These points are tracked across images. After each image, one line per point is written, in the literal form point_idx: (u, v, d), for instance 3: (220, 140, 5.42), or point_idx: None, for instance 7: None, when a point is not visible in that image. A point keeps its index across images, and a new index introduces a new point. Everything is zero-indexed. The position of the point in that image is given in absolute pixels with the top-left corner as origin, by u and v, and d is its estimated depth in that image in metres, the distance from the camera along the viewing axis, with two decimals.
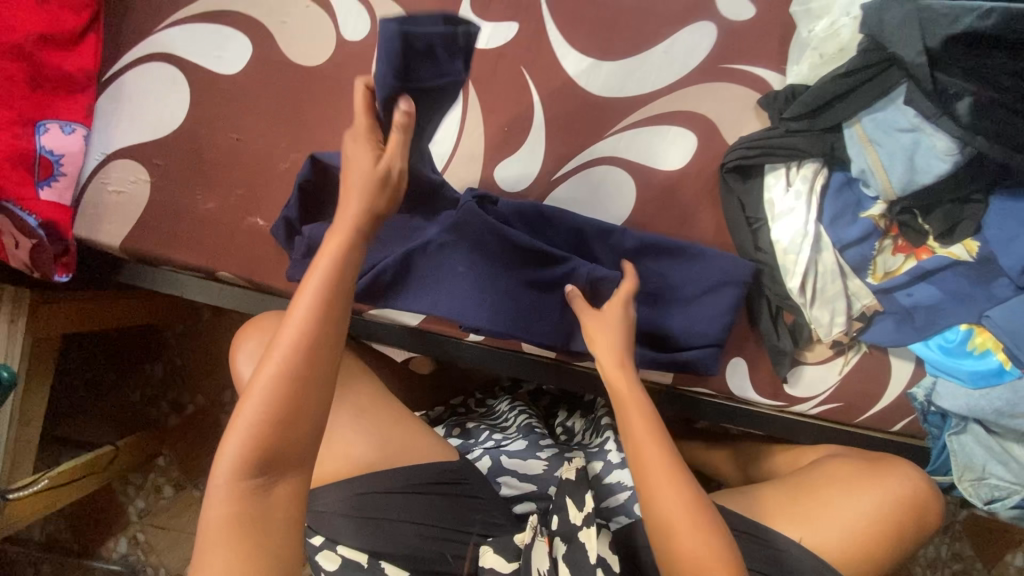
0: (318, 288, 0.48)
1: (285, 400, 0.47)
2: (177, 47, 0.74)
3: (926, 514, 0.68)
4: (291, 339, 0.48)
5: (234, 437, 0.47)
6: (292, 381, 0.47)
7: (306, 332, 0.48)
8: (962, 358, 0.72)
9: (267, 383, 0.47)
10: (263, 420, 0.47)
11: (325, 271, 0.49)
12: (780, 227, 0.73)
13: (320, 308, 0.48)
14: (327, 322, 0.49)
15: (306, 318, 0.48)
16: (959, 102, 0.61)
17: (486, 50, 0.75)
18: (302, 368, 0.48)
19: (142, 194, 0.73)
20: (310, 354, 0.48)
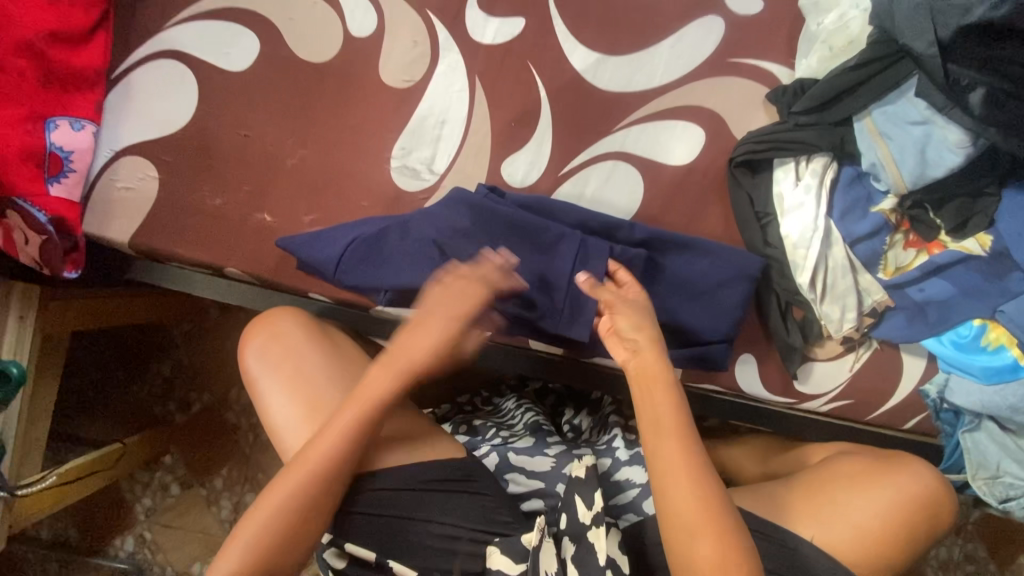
0: (342, 435, 0.59)
1: (290, 516, 0.58)
2: (185, 44, 0.74)
3: (939, 511, 0.66)
4: (307, 471, 0.58)
5: (245, 535, 0.57)
6: (301, 505, 0.58)
7: (321, 471, 0.58)
8: (976, 354, 0.71)
9: (279, 502, 0.58)
10: (270, 528, 0.57)
11: (351, 420, 0.59)
12: (789, 221, 0.72)
13: (333, 454, 0.58)
14: (338, 468, 0.59)
15: (325, 459, 0.58)
16: (972, 94, 0.60)
17: (493, 45, 0.75)
18: (312, 499, 0.58)
19: (150, 191, 0.74)
20: (319, 487, 0.58)
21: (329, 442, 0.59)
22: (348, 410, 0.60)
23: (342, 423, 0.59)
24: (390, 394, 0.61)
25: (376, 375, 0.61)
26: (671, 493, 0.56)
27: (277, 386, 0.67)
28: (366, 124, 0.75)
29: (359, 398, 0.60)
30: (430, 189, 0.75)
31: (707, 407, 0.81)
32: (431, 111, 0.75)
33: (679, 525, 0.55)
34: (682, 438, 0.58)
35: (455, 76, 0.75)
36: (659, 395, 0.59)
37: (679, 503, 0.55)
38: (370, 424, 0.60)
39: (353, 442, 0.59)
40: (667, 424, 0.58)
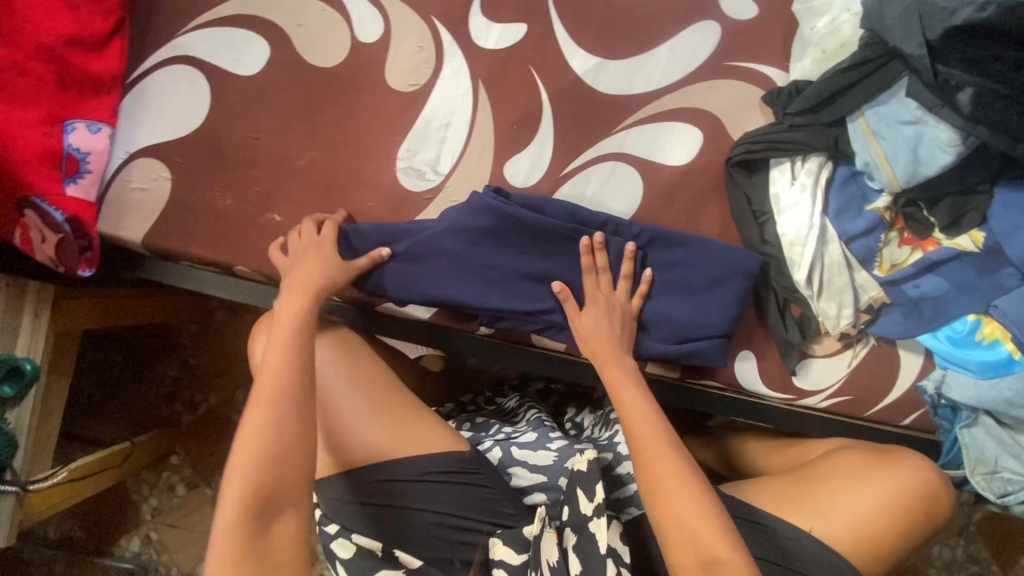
0: (282, 354, 0.61)
1: (269, 442, 0.56)
2: (198, 50, 0.77)
3: (935, 504, 0.67)
4: (268, 390, 0.58)
5: (236, 474, 0.55)
6: (280, 424, 0.57)
7: (286, 384, 0.59)
8: (970, 348, 0.72)
9: (251, 436, 0.56)
10: (258, 458, 0.55)
11: (287, 340, 0.62)
12: (785, 220, 0.73)
13: (287, 366, 0.60)
14: (297, 376, 0.60)
15: (282, 373, 0.59)
16: (960, 93, 0.62)
17: (496, 50, 0.77)
18: (288, 415, 0.58)
19: (163, 192, 0.76)
20: (286, 405, 0.58)
21: (275, 357, 0.60)
22: (279, 332, 0.62)
23: (280, 342, 0.61)
24: (309, 307, 0.65)
25: (291, 299, 0.65)
26: (649, 464, 0.60)
27: None
28: (373, 127, 0.77)
29: (284, 320, 0.63)
30: (435, 190, 0.77)
31: (708, 405, 0.81)
32: (435, 115, 0.77)
33: (677, 529, 0.57)
34: (669, 457, 0.60)
35: (459, 79, 0.77)
36: (646, 432, 0.62)
37: (674, 509, 0.58)
38: (305, 333, 0.63)
39: (301, 349, 0.61)
40: (651, 447, 0.61)
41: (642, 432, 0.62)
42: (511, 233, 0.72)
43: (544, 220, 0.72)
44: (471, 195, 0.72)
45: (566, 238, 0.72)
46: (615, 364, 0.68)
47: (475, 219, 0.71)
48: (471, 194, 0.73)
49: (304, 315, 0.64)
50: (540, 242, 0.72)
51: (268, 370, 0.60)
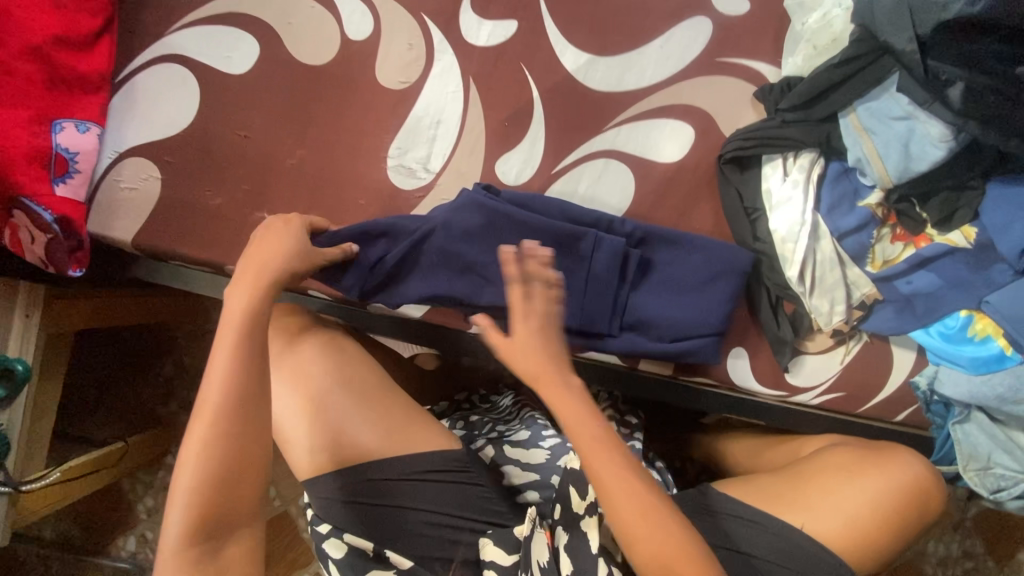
0: (230, 360, 0.53)
1: (214, 465, 0.51)
2: (188, 48, 0.77)
3: (927, 500, 0.67)
4: (212, 409, 0.52)
5: (178, 500, 0.51)
6: (227, 443, 0.51)
7: (237, 401, 0.52)
8: (962, 344, 0.72)
9: (193, 459, 0.51)
10: (205, 479, 0.51)
11: (229, 344, 0.53)
12: (777, 216, 0.73)
13: (236, 381, 0.52)
14: (246, 392, 0.53)
15: (229, 388, 0.52)
16: (951, 88, 0.62)
17: (486, 47, 0.77)
18: (235, 434, 0.52)
19: (153, 191, 0.76)
20: (235, 426, 0.52)
21: (219, 369, 0.52)
22: (221, 337, 0.54)
23: (224, 351, 0.53)
24: (258, 306, 0.56)
25: (236, 293, 0.56)
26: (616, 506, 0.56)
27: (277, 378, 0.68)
28: (364, 125, 0.77)
29: (225, 323, 0.55)
30: (426, 188, 0.76)
31: (700, 402, 0.82)
32: (426, 112, 0.77)
33: (654, 567, 0.54)
34: (638, 494, 0.55)
35: (450, 76, 0.77)
36: (613, 471, 0.56)
37: (650, 548, 0.54)
38: (256, 337, 0.54)
39: (249, 360, 0.53)
40: (619, 488, 0.55)
41: (608, 474, 0.56)
42: (503, 231, 0.71)
43: (536, 218, 0.71)
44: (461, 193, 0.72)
45: (559, 234, 0.71)
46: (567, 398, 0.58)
47: (464, 218, 0.71)
48: (462, 193, 0.73)
49: (254, 316, 0.55)
50: (533, 239, 0.71)
51: (212, 379, 0.52)
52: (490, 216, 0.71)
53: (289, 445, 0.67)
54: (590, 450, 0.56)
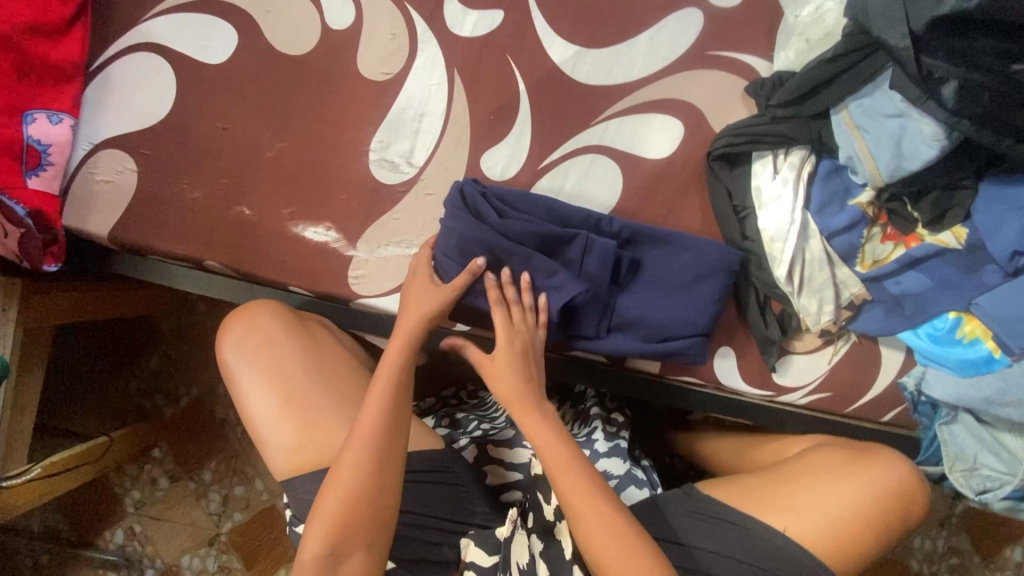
0: (384, 394, 0.62)
1: (359, 487, 0.58)
2: (163, 36, 0.74)
3: (913, 503, 0.66)
4: (365, 431, 0.60)
5: (321, 512, 0.57)
6: (365, 476, 0.58)
7: (374, 435, 0.60)
8: (951, 346, 0.71)
9: (344, 477, 0.58)
10: (346, 494, 0.57)
11: (385, 385, 0.62)
12: (767, 215, 0.72)
13: (379, 420, 0.60)
14: (388, 436, 0.60)
15: (381, 413, 0.61)
16: (944, 86, 0.60)
17: (472, 38, 0.75)
18: (373, 459, 0.59)
19: (129, 184, 0.74)
20: (379, 450, 0.59)
21: (369, 410, 0.61)
22: (380, 375, 0.63)
23: (379, 392, 0.62)
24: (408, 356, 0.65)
25: (394, 343, 0.65)
26: (581, 522, 0.58)
27: (255, 377, 0.66)
28: (345, 117, 0.75)
29: (384, 365, 0.64)
30: (410, 183, 0.75)
31: (689, 400, 0.80)
32: (409, 105, 0.75)
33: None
34: (599, 505, 0.59)
35: (434, 68, 0.75)
36: (603, 528, 0.58)
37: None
38: (402, 377, 0.63)
39: (393, 397, 0.62)
40: (583, 506, 0.58)
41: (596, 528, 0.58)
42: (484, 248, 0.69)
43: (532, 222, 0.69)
44: (459, 186, 0.71)
45: (550, 234, 0.69)
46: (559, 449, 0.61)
47: (454, 213, 0.69)
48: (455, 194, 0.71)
49: (406, 360, 0.65)
50: (522, 245, 0.69)
51: (369, 408, 0.61)
52: (483, 211, 0.70)
53: (266, 445, 0.65)
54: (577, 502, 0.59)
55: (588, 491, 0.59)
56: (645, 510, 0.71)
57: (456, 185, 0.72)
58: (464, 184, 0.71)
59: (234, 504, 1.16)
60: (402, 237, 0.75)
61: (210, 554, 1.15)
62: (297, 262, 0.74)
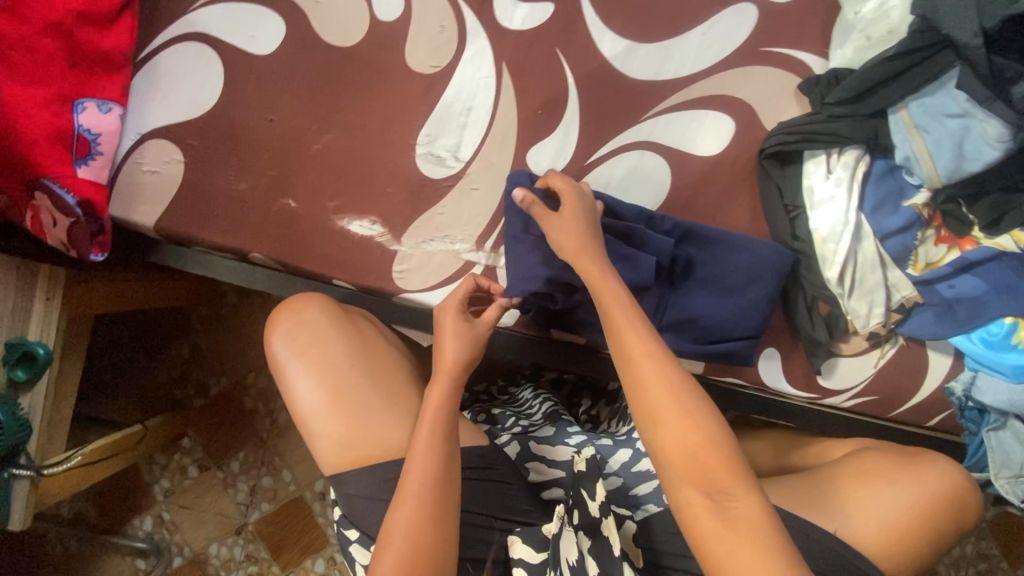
0: (429, 445, 0.58)
1: (421, 541, 0.55)
2: (211, 26, 0.74)
3: (963, 507, 0.65)
4: (417, 480, 0.57)
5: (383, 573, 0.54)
6: (421, 531, 0.55)
7: (424, 487, 0.57)
8: (1006, 352, 0.70)
9: (404, 536, 0.55)
10: (409, 552, 0.54)
11: (430, 433, 0.59)
12: (819, 215, 0.71)
13: (429, 473, 0.57)
14: (442, 486, 0.57)
15: (430, 463, 0.58)
16: (1015, 86, 0.60)
17: (521, 31, 0.74)
18: (432, 507, 0.56)
19: (176, 175, 0.74)
20: (437, 499, 0.57)
21: (416, 471, 0.57)
22: (422, 425, 0.60)
23: (422, 445, 0.58)
24: (448, 401, 0.61)
25: (434, 389, 0.62)
26: (640, 379, 0.55)
27: (307, 373, 0.66)
28: (392, 110, 0.74)
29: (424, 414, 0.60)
30: (456, 177, 0.74)
31: (733, 401, 0.80)
32: (457, 99, 0.74)
33: (676, 453, 0.52)
34: (661, 366, 0.55)
35: (482, 61, 0.74)
36: (656, 375, 0.54)
37: (673, 433, 0.52)
38: (447, 423, 0.60)
39: (442, 441, 0.59)
40: (644, 360, 0.55)
41: (642, 359, 0.55)
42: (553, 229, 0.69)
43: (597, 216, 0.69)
44: (517, 176, 0.72)
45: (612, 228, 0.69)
46: (611, 285, 0.60)
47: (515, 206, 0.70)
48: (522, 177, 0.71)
49: (449, 407, 0.61)
50: None
51: (417, 458, 0.58)
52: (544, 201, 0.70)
53: (314, 439, 0.65)
54: (625, 331, 0.57)
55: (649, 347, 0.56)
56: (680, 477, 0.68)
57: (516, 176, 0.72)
58: (521, 175, 0.71)
59: (262, 494, 1.16)
60: (447, 232, 0.74)
61: (237, 543, 1.16)
62: (342, 255, 0.74)
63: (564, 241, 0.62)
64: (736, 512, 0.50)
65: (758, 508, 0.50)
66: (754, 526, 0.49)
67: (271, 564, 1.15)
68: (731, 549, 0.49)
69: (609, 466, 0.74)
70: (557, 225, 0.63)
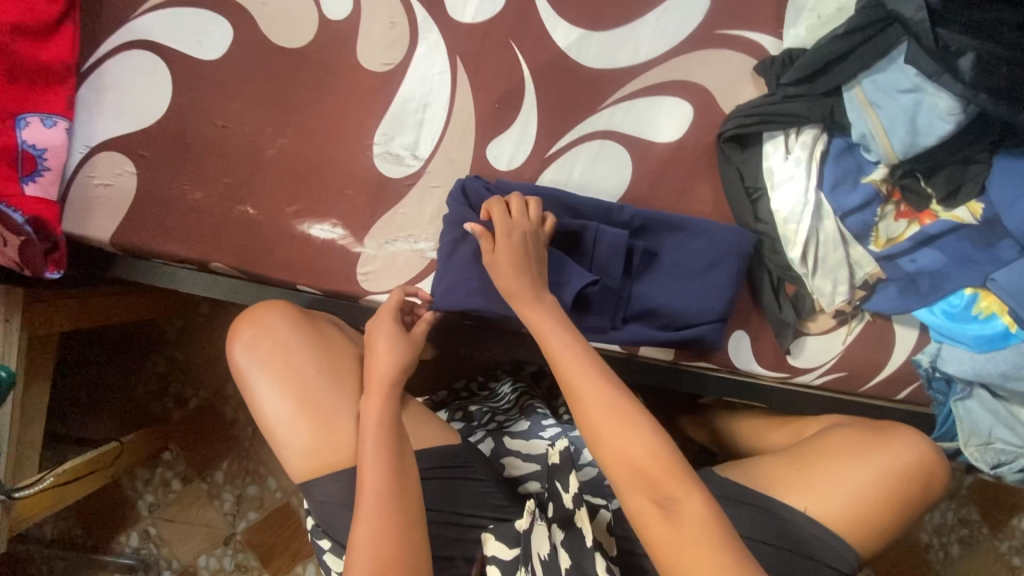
0: (377, 453, 0.59)
1: (387, 543, 0.54)
2: (156, 33, 0.72)
3: (931, 478, 0.66)
4: (375, 484, 0.57)
5: None
6: (388, 532, 0.55)
7: (383, 487, 0.57)
8: (967, 323, 0.71)
9: (369, 540, 0.54)
10: (374, 556, 0.53)
11: (376, 435, 0.60)
12: (779, 196, 0.71)
13: (385, 476, 0.57)
14: (399, 485, 0.58)
15: (382, 467, 0.58)
16: (961, 59, 0.60)
17: (473, 24, 0.73)
18: (393, 506, 0.56)
19: (129, 187, 0.72)
20: (397, 497, 0.57)
21: (370, 477, 0.57)
22: (367, 434, 0.60)
23: (371, 450, 0.59)
24: (389, 407, 0.62)
25: (372, 399, 0.62)
26: (581, 400, 0.55)
27: (268, 381, 0.65)
28: (347, 110, 0.73)
29: (366, 424, 0.60)
30: (415, 175, 0.73)
31: (705, 387, 0.80)
32: (412, 96, 0.73)
33: (624, 468, 0.52)
34: (599, 386, 0.55)
35: (436, 57, 0.73)
36: (592, 394, 0.55)
37: (621, 449, 0.53)
38: (394, 426, 0.61)
39: (389, 442, 0.60)
40: (583, 382, 0.56)
41: (584, 388, 0.55)
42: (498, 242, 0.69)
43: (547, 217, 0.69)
44: (465, 182, 0.71)
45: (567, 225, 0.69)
46: (543, 316, 0.60)
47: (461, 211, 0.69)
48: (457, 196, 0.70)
49: (392, 411, 0.62)
50: None
51: (368, 466, 0.58)
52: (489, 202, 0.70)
53: (281, 449, 0.64)
54: (561, 355, 0.57)
55: (585, 369, 0.56)
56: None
57: (461, 183, 0.71)
58: (470, 180, 0.71)
59: (248, 503, 1.16)
60: (410, 231, 0.73)
61: (226, 554, 1.15)
62: (304, 260, 0.73)
63: (500, 275, 0.62)
64: (686, 515, 0.50)
65: (705, 509, 0.50)
66: (703, 526, 0.49)
67: (260, 572, 1.14)
68: (682, 552, 0.49)
69: (584, 457, 0.75)
70: (499, 263, 0.62)
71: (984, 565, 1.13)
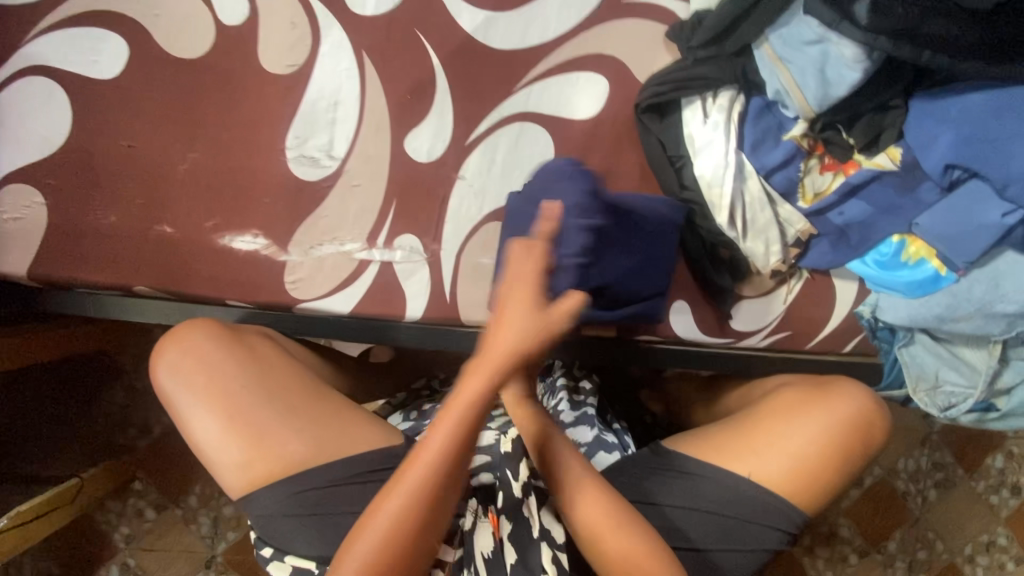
0: (447, 436, 0.55)
1: (407, 532, 0.54)
2: (49, 57, 0.70)
3: (870, 432, 0.66)
4: (422, 473, 0.54)
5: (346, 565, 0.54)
6: (411, 522, 0.54)
7: (433, 480, 0.54)
8: (897, 269, 0.71)
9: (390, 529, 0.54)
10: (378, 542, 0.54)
11: (455, 423, 0.55)
12: (702, 161, 0.70)
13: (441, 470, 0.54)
14: (446, 482, 0.55)
15: (439, 464, 0.54)
16: (855, 4, 0.59)
17: (376, 17, 0.71)
18: (427, 504, 0.55)
19: (41, 218, 0.70)
20: (442, 490, 0.55)
21: (421, 468, 0.54)
22: (447, 414, 0.55)
23: (446, 432, 0.55)
24: (483, 398, 0.55)
25: (469, 381, 0.55)
26: (574, 495, 0.60)
27: (194, 399, 0.64)
28: (256, 117, 0.71)
29: (454, 403, 0.55)
30: (334, 176, 0.72)
31: (654, 359, 0.79)
32: (322, 96, 0.71)
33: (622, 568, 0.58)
34: (589, 482, 0.60)
35: (342, 54, 0.71)
36: (582, 490, 0.60)
37: (622, 557, 0.58)
38: (481, 417, 0.55)
39: (462, 441, 0.55)
40: (578, 482, 0.60)
41: (575, 485, 0.60)
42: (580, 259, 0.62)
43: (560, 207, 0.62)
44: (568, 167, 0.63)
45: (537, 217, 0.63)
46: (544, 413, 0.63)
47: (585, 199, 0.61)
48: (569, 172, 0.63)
49: (484, 399, 0.55)
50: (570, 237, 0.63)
51: (432, 443, 0.55)
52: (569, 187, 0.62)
53: (214, 466, 0.63)
54: (558, 455, 0.61)
55: (573, 464, 0.61)
56: (615, 474, 0.70)
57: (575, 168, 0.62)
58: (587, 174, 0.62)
59: (226, 523, 1.15)
60: (335, 234, 0.72)
61: None
62: (230, 274, 0.71)
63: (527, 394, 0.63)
64: None
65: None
66: None
67: None
68: None
69: None
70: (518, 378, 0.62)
71: (963, 505, 1.15)
